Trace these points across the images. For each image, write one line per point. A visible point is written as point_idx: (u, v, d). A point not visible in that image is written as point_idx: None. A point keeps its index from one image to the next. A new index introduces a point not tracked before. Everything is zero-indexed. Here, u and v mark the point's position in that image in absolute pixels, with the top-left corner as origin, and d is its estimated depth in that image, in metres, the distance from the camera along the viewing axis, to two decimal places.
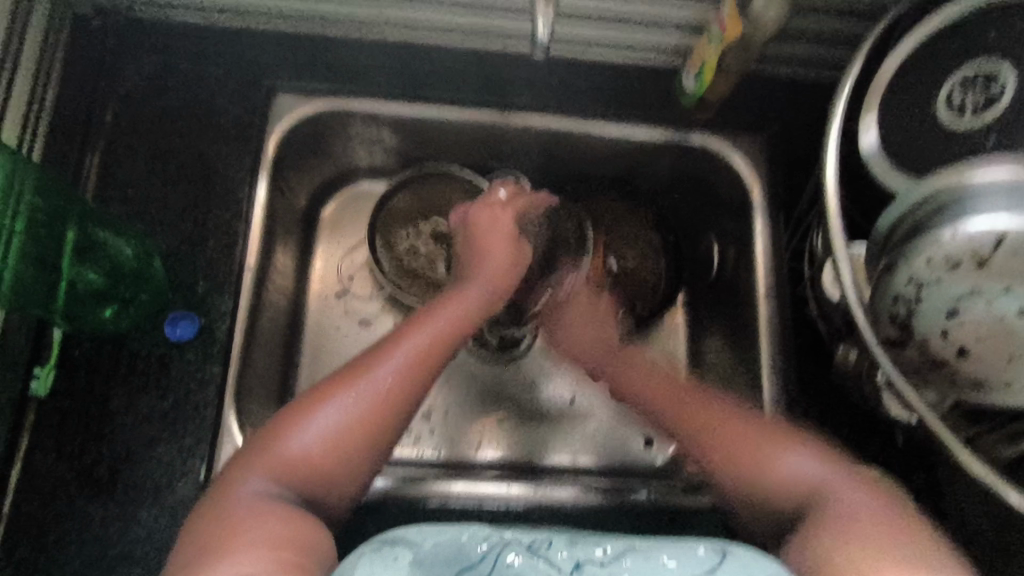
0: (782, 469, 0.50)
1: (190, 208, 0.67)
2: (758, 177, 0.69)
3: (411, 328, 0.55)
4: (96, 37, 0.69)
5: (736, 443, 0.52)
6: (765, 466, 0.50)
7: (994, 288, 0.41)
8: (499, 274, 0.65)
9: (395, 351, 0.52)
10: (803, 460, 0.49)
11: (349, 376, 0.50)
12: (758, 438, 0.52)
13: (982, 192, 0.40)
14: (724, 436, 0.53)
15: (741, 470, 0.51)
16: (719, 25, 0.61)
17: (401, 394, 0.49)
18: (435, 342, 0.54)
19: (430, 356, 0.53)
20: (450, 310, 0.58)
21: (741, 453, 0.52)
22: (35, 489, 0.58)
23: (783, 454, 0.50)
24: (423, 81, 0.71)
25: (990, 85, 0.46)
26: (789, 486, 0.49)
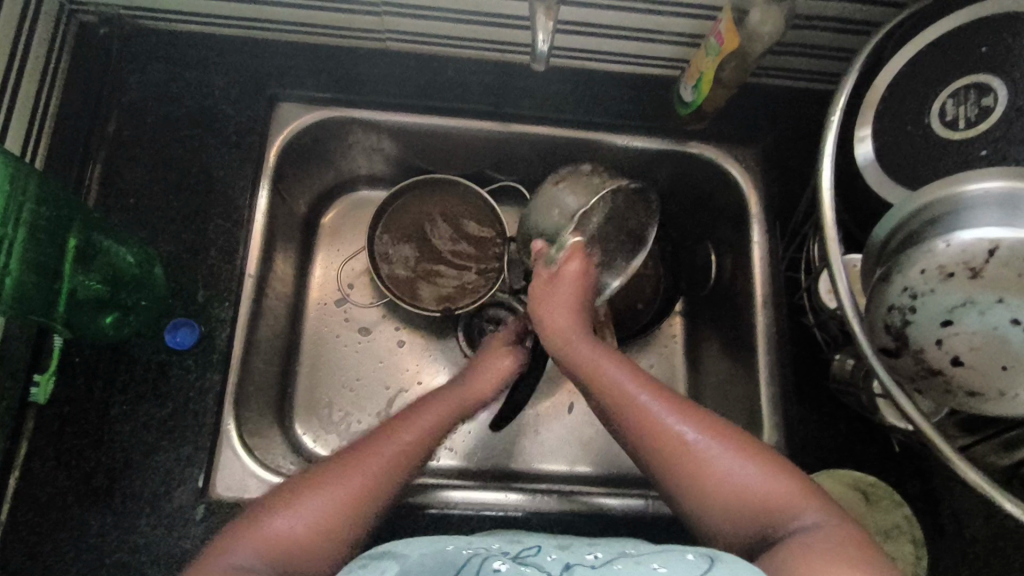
0: (727, 484, 0.47)
1: (191, 216, 0.67)
2: (755, 188, 0.70)
3: (407, 415, 0.56)
4: (98, 46, 0.70)
5: (672, 451, 0.49)
6: (703, 478, 0.47)
7: (987, 298, 0.42)
8: (498, 368, 0.67)
9: (389, 437, 0.53)
10: (734, 471, 0.47)
11: (344, 458, 0.50)
12: (684, 442, 0.49)
13: (976, 204, 0.40)
14: (647, 411, 0.52)
15: (684, 482, 0.48)
16: (717, 38, 0.61)
17: (386, 481, 0.50)
18: (426, 430, 0.55)
19: (420, 446, 0.54)
20: (445, 398, 0.60)
21: (688, 466, 0.48)
22: (33, 497, 0.58)
23: (718, 463, 0.47)
24: (423, 90, 0.72)
25: (982, 97, 0.47)
26: (739, 508, 0.46)
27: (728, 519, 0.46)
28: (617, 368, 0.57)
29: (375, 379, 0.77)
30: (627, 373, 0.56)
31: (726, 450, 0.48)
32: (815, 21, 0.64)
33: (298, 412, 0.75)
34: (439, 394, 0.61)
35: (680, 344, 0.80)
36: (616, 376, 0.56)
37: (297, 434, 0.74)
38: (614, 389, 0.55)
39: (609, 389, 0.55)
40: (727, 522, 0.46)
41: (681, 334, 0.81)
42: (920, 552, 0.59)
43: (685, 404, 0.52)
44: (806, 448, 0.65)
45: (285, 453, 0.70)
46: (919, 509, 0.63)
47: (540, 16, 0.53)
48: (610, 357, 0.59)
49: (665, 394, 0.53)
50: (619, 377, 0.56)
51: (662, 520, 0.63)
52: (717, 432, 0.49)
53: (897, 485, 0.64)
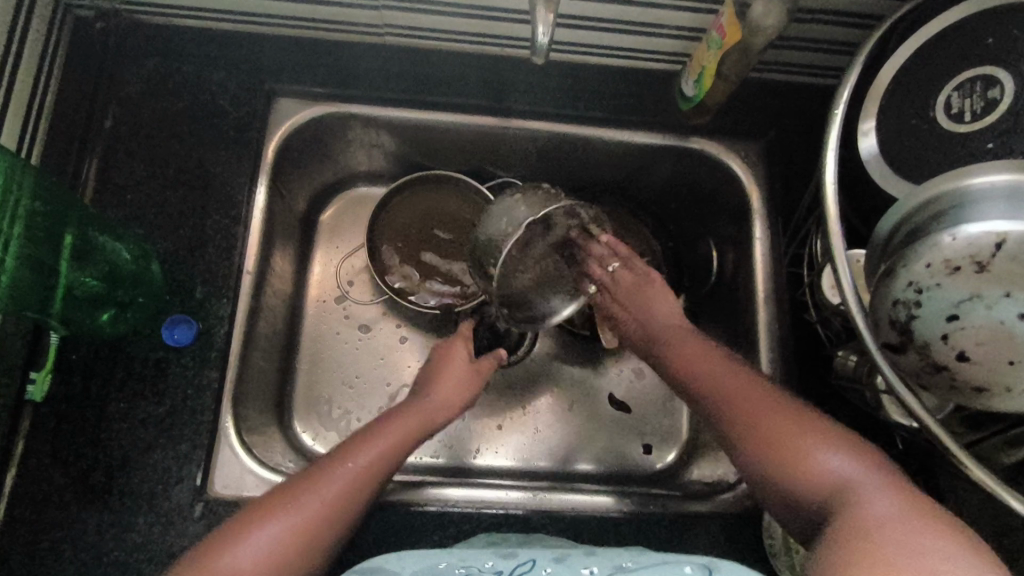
0: (820, 466, 0.44)
1: (189, 213, 0.66)
2: (757, 184, 0.70)
3: (361, 440, 0.55)
4: (94, 40, 0.69)
5: (753, 427, 0.48)
6: (803, 467, 0.45)
7: (994, 292, 0.41)
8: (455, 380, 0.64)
9: (339, 467, 0.52)
10: (837, 463, 0.44)
11: (290, 494, 0.50)
12: (770, 420, 0.48)
13: (982, 196, 0.40)
14: (728, 385, 0.52)
15: (769, 459, 0.47)
16: (718, 31, 0.61)
17: (335, 516, 0.50)
18: (379, 458, 0.54)
19: (368, 475, 0.53)
20: (397, 422, 0.58)
21: (781, 440, 0.47)
22: (30, 496, 0.57)
23: (816, 451, 0.45)
24: (422, 85, 0.71)
25: (989, 90, 0.46)
26: (809, 483, 0.44)
27: (794, 495, 0.45)
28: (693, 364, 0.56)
29: (374, 376, 0.77)
30: (705, 360, 0.56)
31: (822, 441, 0.45)
32: (818, 15, 0.63)
33: (297, 409, 0.74)
34: (392, 417, 0.58)
35: None
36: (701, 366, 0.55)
37: (296, 432, 0.73)
38: (701, 377, 0.55)
39: (697, 369, 0.56)
40: (795, 496, 0.45)
41: None
42: None
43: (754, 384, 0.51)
44: None
45: (284, 451, 0.69)
46: None
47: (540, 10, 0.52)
48: (699, 345, 0.58)
49: (749, 380, 0.52)
50: (697, 365, 0.56)
51: (664, 518, 0.63)
52: (793, 421, 0.47)
53: None
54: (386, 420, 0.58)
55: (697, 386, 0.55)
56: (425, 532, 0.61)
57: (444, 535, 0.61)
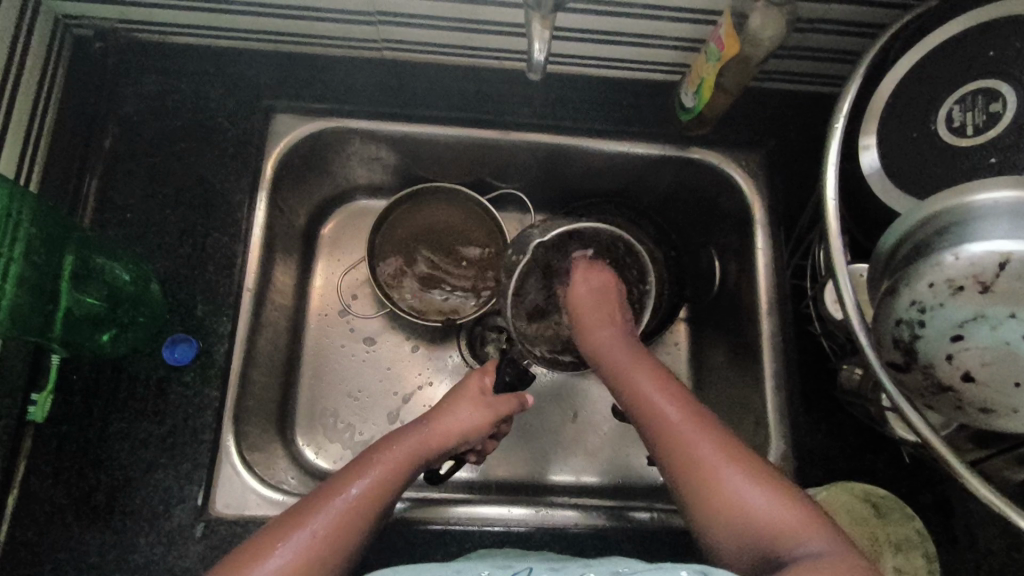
0: (739, 501, 0.46)
1: (189, 231, 0.66)
2: (759, 195, 0.69)
3: (367, 460, 0.55)
4: (93, 60, 0.70)
5: (695, 474, 0.48)
6: (711, 489, 0.47)
7: (999, 312, 0.40)
8: (477, 400, 0.65)
9: (343, 491, 0.52)
10: (742, 490, 0.46)
11: (298, 517, 0.49)
12: (703, 460, 0.48)
13: (986, 213, 0.39)
14: (678, 433, 0.50)
15: (695, 488, 0.48)
16: (717, 44, 0.60)
17: (331, 547, 0.48)
18: (382, 481, 0.54)
19: (368, 502, 0.52)
20: (403, 445, 0.58)
21: (705, 483, 0.47)
22: (33, 517, 0.57)
23: (694, 440, 0.49)
24: (420, 99, 0.71)
25: (991, 104, 0.46)
26: (742, 528, 0.45)
27: (732, 539, 0.45)
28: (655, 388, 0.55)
29: (376, 390, 0.77)
30: (656, 387, 0.55)
31: (743, 474, 0.47)
32: (818, 24, 0.62)
33: (299, 425, 0.74)
34: (401, 439, 0.58)
35: (683, 350, 0.80)
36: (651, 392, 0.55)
37: (298, 447, 0.73)
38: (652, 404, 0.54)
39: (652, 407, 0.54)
40: (731, 544, 0.45)
41: (685, 342, 0.80)
42: (933, 566, 0.58)
43: (695, 410, 0.52)
44: (813, 458, 0.64)
45: (286, 467, 0.69)
46: (931, 520, 0.62)
47: (535, 25, 0.51)
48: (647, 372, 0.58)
49: (690, 410, 0.52)
50: (647, 391, 0.55)
51: (669, 534, 0.62)
52: (721, 441, 0.49)
53: (908, 495, 0.63)
54: (401, 438, 0.58)
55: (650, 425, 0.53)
56: (428, 550, 0.61)
57: (446, 553, 0.61)
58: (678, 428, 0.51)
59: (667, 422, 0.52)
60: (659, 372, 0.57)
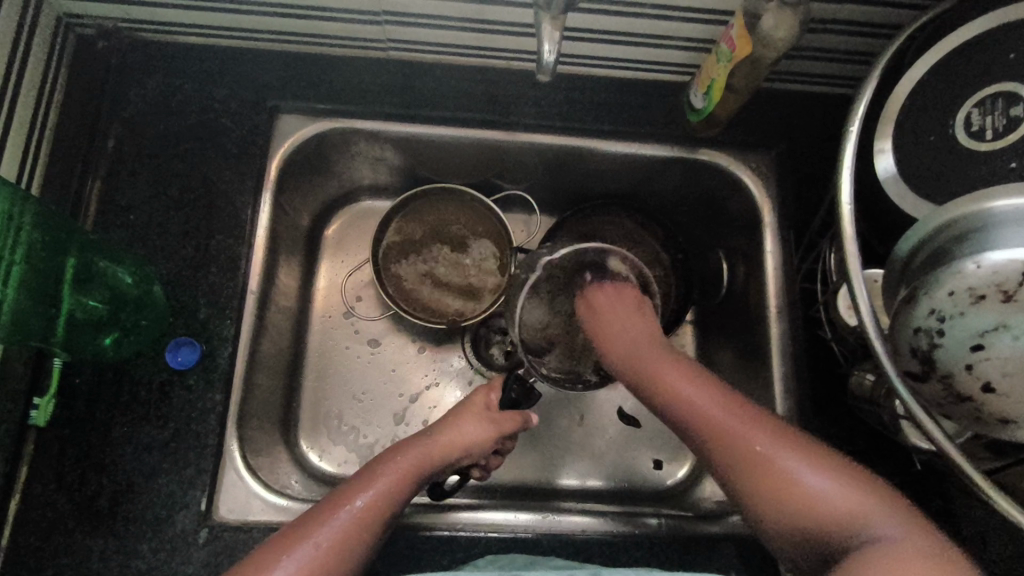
0: (796, 488, 0.45)
1: (192, 233, 0.66)
2: (769, 198, 0.68)
3: (368, 475, 0.54)
4: (95, 59, 0.69)
5: (754, 468, 0.47)
6: (764, 478, 0.47)
7: (1022, 321, 0.39)
8: (481, 414, 0.64)
9: (340, 508, 0.51)
10: (805, 479, 0.46)
11: (295, 533, 0.49)
12: (753, 449, 0.48)
13: (1006, 220, 0.38)
14: (727, 429, 0.49)
15: (747, 479, 0.47)
16: (729, 45, 0.59)
17: (336, 558, 0.48)
18: (383, 497, 0.53)
19: (370, 517, 0.51)
20: (405, 459, 0.57)
21: (765, 476, 0.47)
22: (35, 522, 0.57)
23: (737, 430, 0.49)
24: (426, 99, 0.70)
25: (1011, 107, 0.45)
26: (810, 516, 0.45)
27: (802, 528, 0.45)
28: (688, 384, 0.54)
29: (381, 392, 0.76)
30: (690, 380, 0.54)
31: (797, 460, 0.47)
32: (830, 24, 0.61)
33: (303, 428, 0.74)
34: (403, 453, 0.58)
35: (690, 353, 0.79)
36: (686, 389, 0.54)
37: (302, 450, 0.73)
38: (687, 397, 0.53)
39: (688, 404, 0.52)
40: (800, 533, 0.45)
41: (691, 345, 0.79)
42: None
43: (734, 399, 0.52)
44: None
45: (290, 471, 0.68)
46: (942, 528, 0.61)
47: (544, 26, 0.50)
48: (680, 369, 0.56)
49: (734, 403, 0.51)
50: (683, 386, 0.54)
51: (677, 541, 0.61)
52: (769, 428, 0.49)
53: (919, 503, 0.62)
54: (403, 452, 0.58)
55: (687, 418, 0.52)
56: (433, 556, 0.60)
57: (452, 559, 0.60)
58: (719, 418, 0.50)
59: (711, 420, 0.51)
60: (690, 368, 0.56)
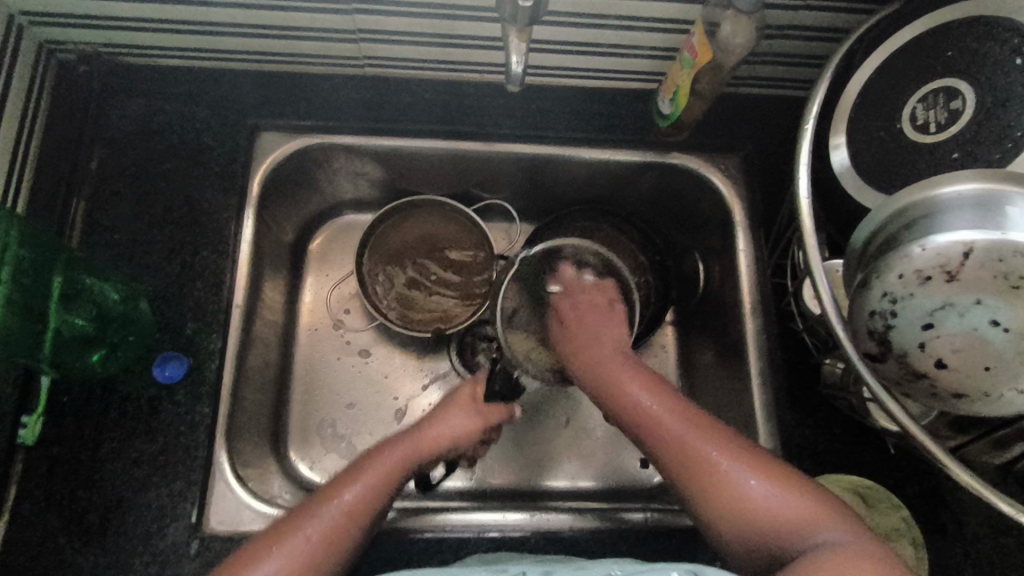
0: (741, 492, 0.46)
1: (176, 250, 0.67)
2: (739, 197, 0.70)
3: (358, 470, 0.54)
4: (77, 83, 0.70)
5: (710, 482, 0.47)
6: (708, 476, 0.47)
7: (965, 299, 0.41)
8: (464, 405, 0.64)
9: (329, 504, 0.51)
10: (756, 491, 0.46)
11: (285, 531, 0.49)
12: (693, 448, 0.49)
13: (949, 205, 0.40)
14: (670, 428, 0.51)
15: (692, 479, 0.48)
16: (689, 52, 0.62)
17: (324, 552, 0.49)
18: (371, 491, 0.53)
19: (360, 510, 0.52)
20: (394, 448, 0.57)
21: (718, 489, 0.47)
22: (24, 540, 0.57)
23: (680, 430, 0.50)
24: (401, 113, 0.72)
25: (950, 101, 0.48)
26: (760, 529, 0.45)
27: (747, 529, 0.45)
28: (642, 391, 0.55)
29: (371, 401, 0.77)
30: (649, 394, 0.54)
31: (740, 462, 0.47)
32: (787, 30, 0.64)
33: (292, 439, 0.74)
34: (395, 441, 0.58)
35: (670, 352, 0.81)
36: (642, 402, 0.54)
37: (292, 462, 0.73)
38: (642, 407, 0.53)
39: (643, 414, 0.53)
40: (749, 542, 0.45)
41: (672, 344, 0.82)
42: (921, 553, 0.58)
43: (677, 401, 0.53)
44: (802, 453, 0.66)
45: (280, 482, 0.69)
46: (918, 509, 0.63)
47: (512, 39, 0.52)
48: (639, 377, 0.57)
49: (689, 415, 0.51)
50: (643, 400, 0.54)
51: (664, 533, 0.63)
52: (700, 423, 0.50)
53: (895, 486, 0.64)
54: (394, 440, 0.58)
55: (644, 437, 0.53)
56: (424, 558, 0.61)
57: (443, 561, 0.61)
58: (668, 418, 0.51)
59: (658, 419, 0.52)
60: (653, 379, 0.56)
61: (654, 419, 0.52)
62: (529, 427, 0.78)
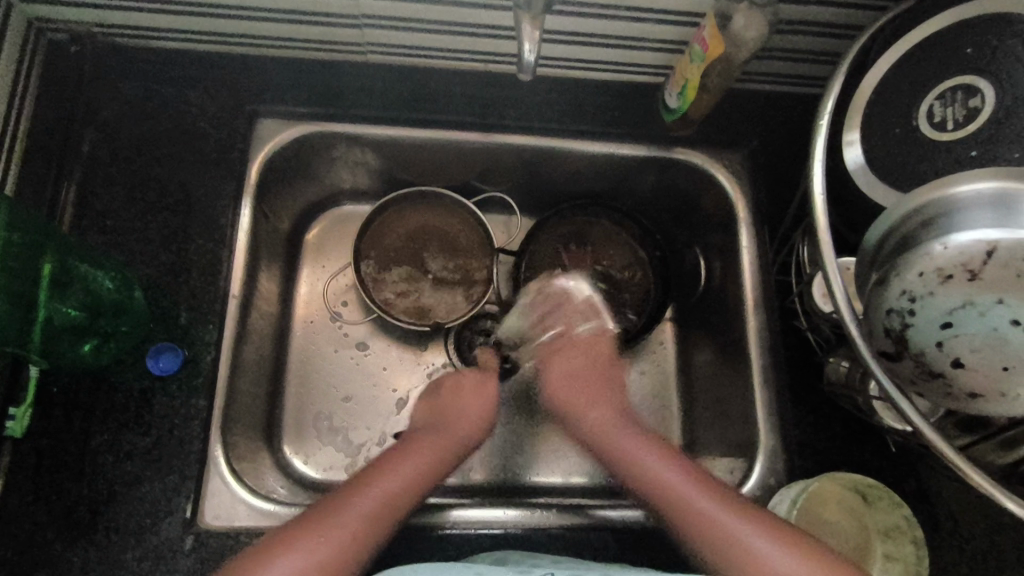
0: (753, 552, 0.51)
1: (171, 237, 0.65)
2: (742, 193, 0.70)
3: (392, 463, 0.58)
4: (68, 63, 0.68)
5: (725, 546, 0.53)
6: (721, 539, 0.53)
7: (986, 299, 0.41)
8: (479, 411, 0.69)
9: (365, 492, 0.54)
10: (757, 544, 0.52)
11: (321, 516, 0.52)
12: (704, 514, 0.55)
13: (970, 203, 0.40)
14: (676, 490, 0.58)
15: (707, 544, 0.54)
16: (701, 45, 0.61)
17: (368, 536, 0.52)
18: (408, 482, 0.57)
19: (398, 498, 0.55)
20: (422, 446, 0.62)
21: (733, 552, 0.52)
22: (11, 535, 0.55)
23: (686, 492, 0.57)
24: (404, 102, 0.71)
25: (969, 98, 0.48)
26: None
27: None
28: (648, 455, 0.62)
29: (367, 395, 0.76)
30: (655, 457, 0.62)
31: (743, 524, 0.53)
32: (797, 26, 0.64)
33: (287, 433, 0.73)
34: (422, 441, 0.63)
35: (670, 349, 0.81)
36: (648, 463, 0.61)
37: (287, 456, 0.72)
38: (651, 469, 0.61)
39: (650, 475, 0.60)
40: None
41: (672, 340, 0.81)
42: (922, 552, 0.58)
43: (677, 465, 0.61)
44: (804, 451, 0.65)
45: (275, 477, 0.68)
46: (917, 508, 0.63)
47: (525, 26, 0.51)
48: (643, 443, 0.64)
49: (692, 477, 0.59)
50: (651, 462, 0.61)
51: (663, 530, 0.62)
52: (699, 487, 0.58)
53: (895, 485, 0.64)
54: (423, 440, 0.63)
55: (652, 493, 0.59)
56: (423, 556, 0.60)
57: (443, 558, 0.60)
58: (674, 477, 0.59)
59: (665, 481, 0.59)
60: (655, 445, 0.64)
61: (661, 480, 0.59)
62: (523, 422, 0.77)
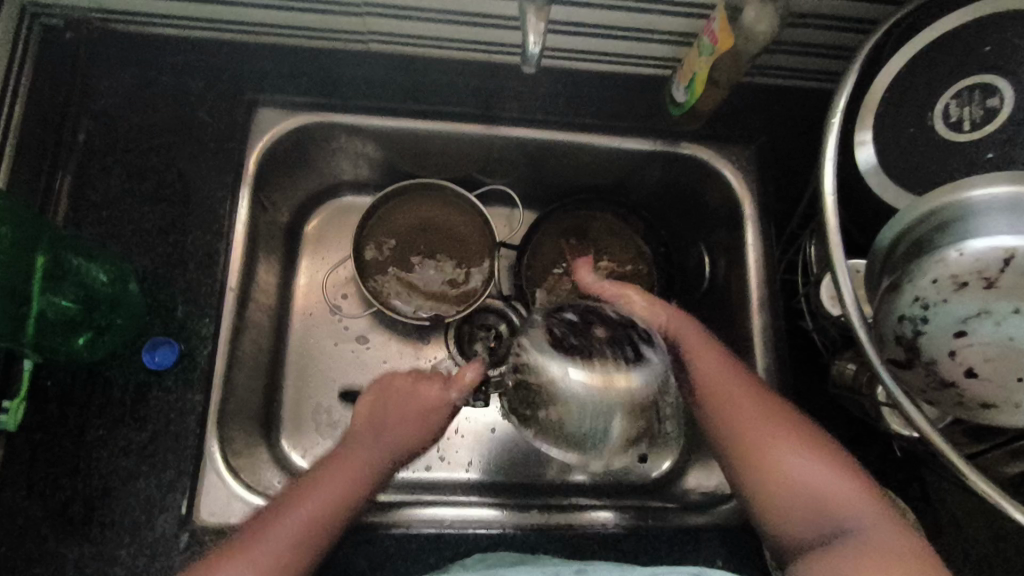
0: (795, 482, 0.47)
1: (167, 229, 0.64)
2: (750, 191, 0.68)
3: (317, 478, 0.51)
4: (62, 49, 0.66)
5: (765, 474, 0.49)
6: (766, 465, 0.49)
7: (1002, 307, 0.40)
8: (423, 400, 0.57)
9: (287, 513, 0.49)
10: (803, 472, 0.48)
11: (238, 546, 0.47)
12: (754, 438, 0.50)
13: (988, 208, 0.39)
14: (727, 408, 0.52)
15: (751, 469, 0.49)
16: (711, 37, 0.59)
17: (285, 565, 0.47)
18: (327, 502, 0.50)
19: (315, 522, 0.49)
20: (353, 449, 0.54)
21: (770, 478, 0.48)
22: (6, 531, 0.55)
23: (738, 413, 0.51)
24: (406, 92, 0.69)
25: (987, 99, 0.47)
26: (808, 517, 0.46)
27: (799, 525, 0.47)
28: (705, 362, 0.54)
29: None
30: (718, 369, 0.54)
31: (795, 449, 0.49)
32: (810, 19, 0.62)
33: (285, 428, 0.72)
34: (345, 453, 0.54)
35: None
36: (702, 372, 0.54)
37: (285, 451, 0.71)
38: (705, 383, 0.54)
39: (710, 391, 0.53)
40: (797, 531, 0.47)
41: None
42: None
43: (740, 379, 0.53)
44: None
45: (272, 472, 0.67)
46: (920, 512, 0.63)
47: (530, 18, 0.49)
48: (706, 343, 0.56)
49: (756, 397, 0.52)
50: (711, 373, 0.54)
51: (665, 530, 0.61)
52: (757, 404, 0.52)
53: (899, 489, 0.64)
54: (354, 442, 0.54)
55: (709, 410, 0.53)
56: (420, 556, 0.60)
57: (441, 558, 0.59)
58: (731, 399, 0.52)
59: (720, 400, 0.53)
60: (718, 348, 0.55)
61: (717, 399, 0.53)
62: None
